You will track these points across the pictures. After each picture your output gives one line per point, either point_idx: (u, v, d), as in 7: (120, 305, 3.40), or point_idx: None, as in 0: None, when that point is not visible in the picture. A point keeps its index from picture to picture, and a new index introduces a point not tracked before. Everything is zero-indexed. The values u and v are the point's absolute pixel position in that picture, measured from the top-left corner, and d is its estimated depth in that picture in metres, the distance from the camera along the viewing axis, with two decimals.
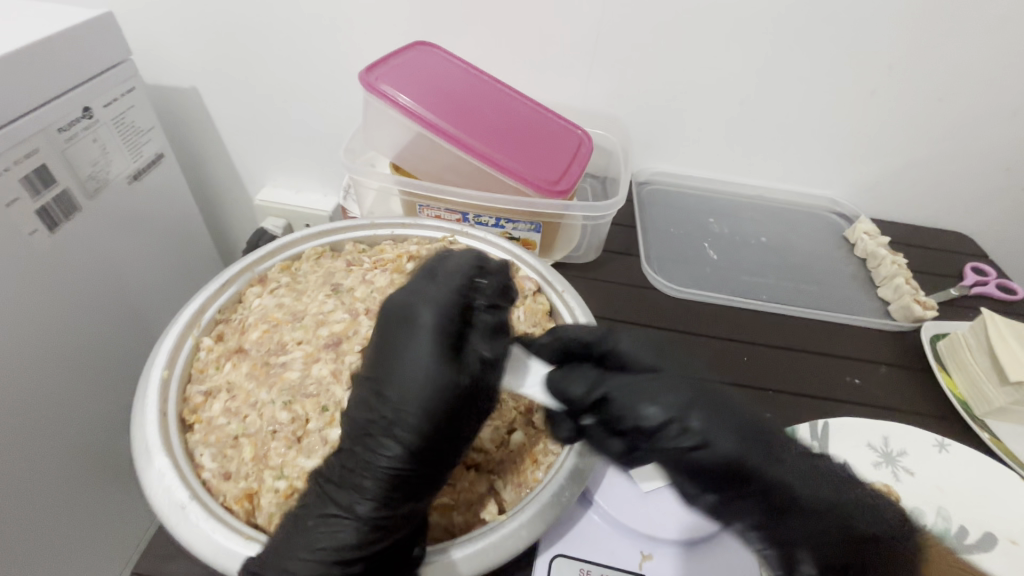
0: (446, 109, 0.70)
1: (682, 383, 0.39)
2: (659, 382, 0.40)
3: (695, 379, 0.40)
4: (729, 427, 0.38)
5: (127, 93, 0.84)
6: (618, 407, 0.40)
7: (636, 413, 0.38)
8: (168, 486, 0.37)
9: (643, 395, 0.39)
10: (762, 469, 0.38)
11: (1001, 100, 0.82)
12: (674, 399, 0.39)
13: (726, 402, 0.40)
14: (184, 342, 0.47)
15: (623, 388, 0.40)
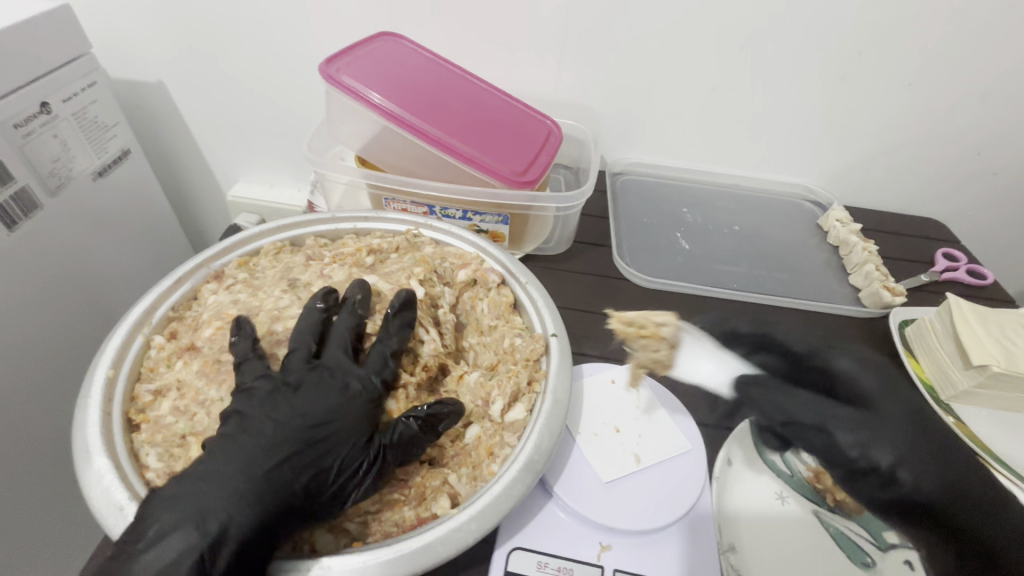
0: (411, 100, 0.69)
1: (909, 440, 0.55)
2: (863, 420, 0.56)
3: (915, 435, 0.56)
4: (899, 447, 0.54)
5: (89, 88, 0.82)
6: (815, 424, 0.56)
7: (876, 451, 0.54)
8: (108, 488, 0.37)
9: (845, 428, 0.55)
10: (940, 506, 0.52)
11: (971, 85, 0.82)
12: (844, 420, 0.56)
13: (915, 450, 0.55)
14: (133, 340, 0.47)
15: (869, 429, 0.55)
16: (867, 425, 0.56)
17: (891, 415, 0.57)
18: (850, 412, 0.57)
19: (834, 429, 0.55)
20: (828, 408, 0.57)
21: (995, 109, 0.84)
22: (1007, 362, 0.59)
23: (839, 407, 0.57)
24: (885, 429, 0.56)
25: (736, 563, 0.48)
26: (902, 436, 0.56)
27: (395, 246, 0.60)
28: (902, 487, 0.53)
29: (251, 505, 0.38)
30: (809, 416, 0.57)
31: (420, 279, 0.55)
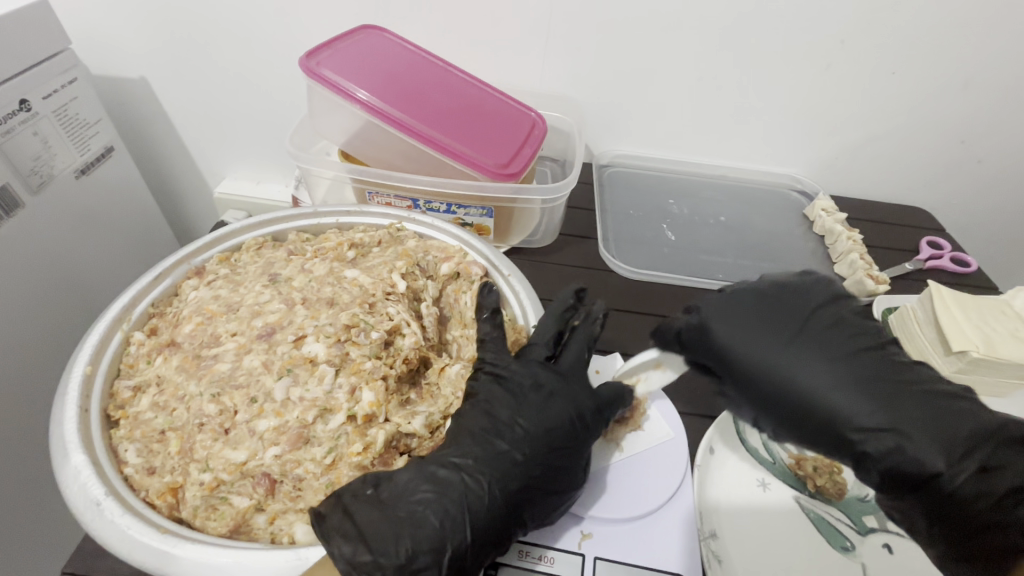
0: (393, 92, 0.69)
1: (773, 337, 0.41)
2: (752, 317, 0.42)
3: (796, 324, 0.42)
4: (833, 370, 0.40)
5: (69, 84, 0.81)
6: (700, 336, 0.44)
7: (731, 347, 0.42)
8: (85, 483, 0.37)
9: (726, 325, 0.43)
10: (875, 433, 0.38)
11: (954, 73, 0.82)
12: (757, 329, 0.42)
13: (816, 334, 0.41)
14: (111, 336, 0.47)
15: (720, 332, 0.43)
16: (786, 331, 0.41)
17: (806, 307, 0.42)
18: (739, 298, 0.44)
19: (717, 332, 0.43)
20: (719, 305, 0.44)
21: (978, 98, 0.84)
22: (987, 348, 0.60)
23: (739, 294, 0.44)
24: (805, 339, 0.41)
25: (717, 549, 0.47)
26: (800, 334, 0.41)
27: (377, 240, 0.60)
28: (870, 448, 0.38)
29: (456, 517, 0.40)
30: (694, 323, 0.44)
31: (402, 272, 0.55)
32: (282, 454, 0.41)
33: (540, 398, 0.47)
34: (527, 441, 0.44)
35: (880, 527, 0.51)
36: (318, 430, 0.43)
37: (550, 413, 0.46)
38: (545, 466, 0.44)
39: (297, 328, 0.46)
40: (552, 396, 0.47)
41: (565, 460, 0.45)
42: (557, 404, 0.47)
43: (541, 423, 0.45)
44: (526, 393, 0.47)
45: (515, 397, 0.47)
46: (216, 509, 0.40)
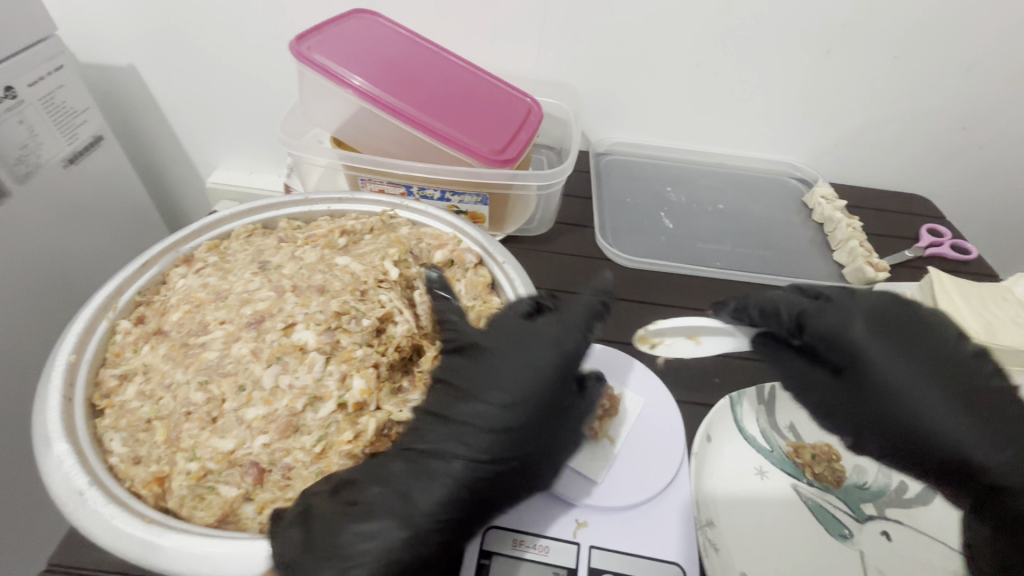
0: (386, 77, 0.67)
1: (888, 342, 0.48)
2: (885, 329, 0.49)
3: (920, 332, 0.49)
4: (942, 392, 0.46)
5: (55, 71, 0.79)
6: (830, 328, 0.50)
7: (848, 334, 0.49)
8: (67, 473, 0.36)
9: (855, 319, 0.50)
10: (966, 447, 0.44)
11: (955, 58, 0.81)
12: (887, 340, 0.49)
13: (936, 349, 0.48)
14: (97, 324, 0.46)
15: (840, 322, 0.50)
16: (912, 349, 0.48)
17: (940, 337, 0.48)
18: (872, 309, 0.50)
19: (846, 328, 0.50)
20: (853, 310, 0.51)
21: (980, 83, 0.83)
22: (988, 334, 0.59)
23: (871, 306, 0.51)
24: (926, 356, 0.48)
25: (713, 538, 0.46)
26: (917, 342, 0.48)
27: (369, 227, 0.59)
28: (982, 468, 0.43)
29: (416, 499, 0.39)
30: (824, 315, 0.51)
31: (395, 259, 0.54)
32: (271, 443, 0.40)
33: (497, 363, 0.45)
34: (483, 413, 0.43)
35: (878, 514, 0.50)
36: (308, 418, 0.42)
37: (510, 385, 0.44)
38: (501, 446, 0.42)
39: (287, 316, 0.45)
40: (512, 364, 0.45)
41: (527, 437, 0.43)
42: (515, 371, 0.44)
43: (500, 396, 0.43)
44: (490, 359, 0.45)
45: (478, 368, 0.45)
46: (203, 499, 0.40)
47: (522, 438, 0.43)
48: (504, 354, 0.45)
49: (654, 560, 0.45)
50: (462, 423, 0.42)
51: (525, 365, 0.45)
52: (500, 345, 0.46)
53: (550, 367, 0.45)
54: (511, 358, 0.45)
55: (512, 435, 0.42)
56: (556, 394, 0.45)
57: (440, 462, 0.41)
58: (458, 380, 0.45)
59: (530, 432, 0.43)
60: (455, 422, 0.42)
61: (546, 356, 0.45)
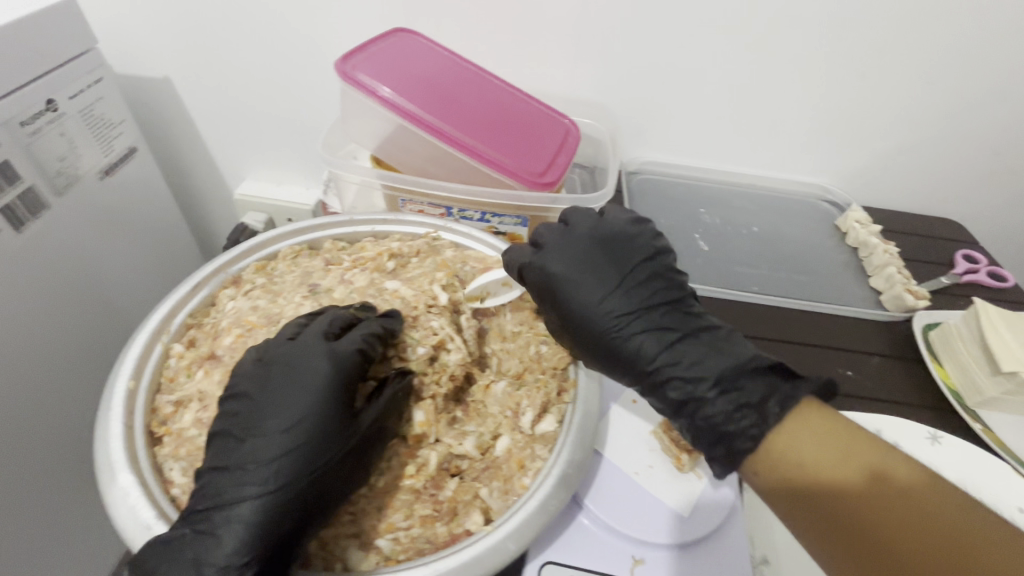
0: (427, 98, 0.67)
1: (562, 264, 0.49)
2: (595, 264, 0.49)
3: (581, 256, 0.50)
4: (625, 315, 0.48)
5: (94, 84, 0.80)
6: (555, 267, 0.49)
7: (555, 269, 0.49)
8: (133, 506, 0.37)
9: (559, 256, 0.49)
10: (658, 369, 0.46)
11: (994, 84, 0.80)
12: (580, 275, 0.49)
13: (600, 272, 0.49)
14: (152, 349, 0.45)
15: (548, 259, 0.50)
16: (604, 283, 0.49)
17: (619, 263, 0.50)
18: (573, 253, 0.50)
19: (552, 264, 0.49)
20: (578, 251, 0.50)
21: (1016, 110, 0.83)
22: None
23: (571, 244, 0.51)
24: (610, 290, 0.48)
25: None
26: (595, 259, 0.50)
27: (416, 250, 0.58)
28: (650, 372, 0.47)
29: (217, 550, 0.36)
30: (551, 254, 0.50)
31: (443, 284, 0.53)
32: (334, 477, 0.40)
33: (268, 393, 0.40)
34: (267, 445, 0.39)
35: None
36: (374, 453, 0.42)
37: (267, 416, 0.40)
38: (281, 484, 0.38)
39: None
40: (292, 390, 0.40)
41: (306, 470, 0.38)
42: (287, 397, 0.40)
43: (275, 430, 0.39)
44: (268, 383, 0.41)
45: (259, 391, 0.41)
46: None
47: (300, 471, 0.38)
48: (279, 381, 0.41)
49: None
50: (240, 468, 0.38)
51: (300, 389, 0.40)
52: (276, 376, 0.41)
53: (317, 386, 0.40)
54: (285, 382, 0.41)
55: (291, 470, 0.38)
56: (328, 410, 0.40)
57: (225, 512, 0.37)
58: (241, 408, 0.40)
59: (305, 464, 0.38)
60: (241, 464, 0.38)
61: (316, 373, 0.41)
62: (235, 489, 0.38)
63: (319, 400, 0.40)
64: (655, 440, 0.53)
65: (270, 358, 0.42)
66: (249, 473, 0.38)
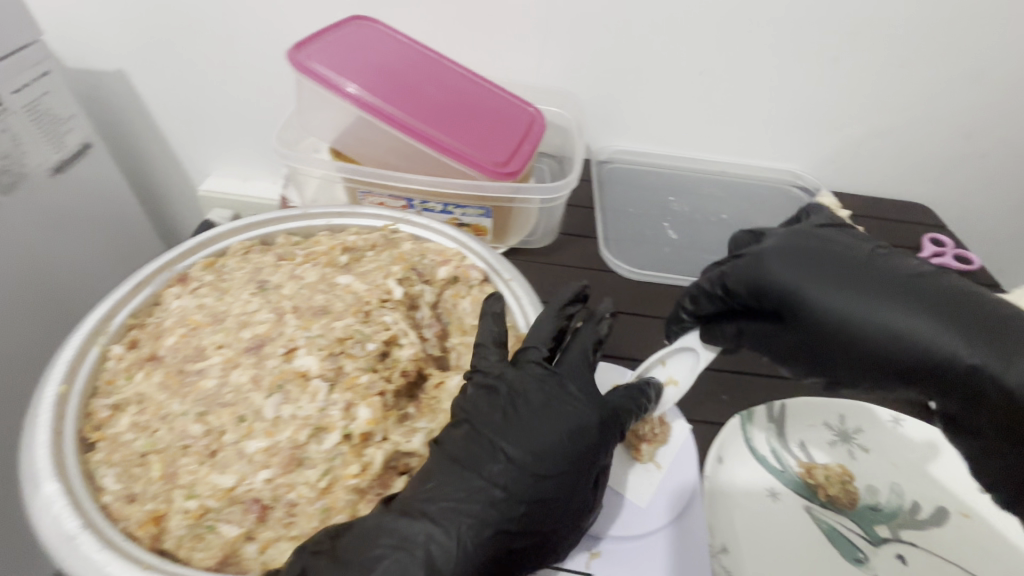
0: (387, 87, 0.65)
1: (781, 268, 0.44)
2: (811, 256, 0.44)
3: (783, 252, 0.45)
4: (853, 305, 0.42)
5: (40, 77, 0.76)
6: (752, 278, 0.45)
7: (755, 277, 0.45)
8: (58, 515, 0.34)
9: (740, 264, 0.47)
10: (978, 366, 0.40)
11: (958, 67, 0.80)
12: (808, 271, 0.44)
13: (894, 272, 0.43)
14: (88, 350, 0.44)
15: (739, 270, 0.46)
16: (836, 277, 0.43)
17: (881, 260, 0.44)
18: (805, 250, 0.45)
19: (782, 276, 0.44)
20: (777, 249, 0.45)
21: (980, 93, 0.83)
22: None
23: (784, 250, 0.45)
24: (876, 280, 0.43)
25: (728, 564, 0.47)
26: (819, 257, 0.44)
27: (371, 243, 0.57)
28: (966, 369, 0.40)
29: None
30: (740, 270, 0.46)
31: (398, 278, 0.52)
32: (273, 479, 0.38)
33: (502, 427, 0.42)
34: (514, 477, 0.40)
35: (893, 536, 0.52)
36: (312, 450, 0.40)
37: (566, 450, 0.42)
38: (531, 516, 0.40)
39: (288, 340, 0.44)
40: (510, 423, 0.42)
41: (568, 500, 0.42)
42: (556, 433, 0.42)
43: (534, 465, 0.40)
44: (525, 416, 0.42)
45: (512, 423, 0.42)
46: (202, 538, 0.38)
47: (566, 500, 0.41)
48: (517, 414, 0.42)
49: None
50: (429, 506, 0.39)
51: (505, 421, 0.42)
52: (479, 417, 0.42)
53: (595, 421, 0.44)
54: (509, 418, 0.42)
55: (541, 500, 0.40)
56: (603, 441, 0.44)
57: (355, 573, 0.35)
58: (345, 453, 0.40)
59: (576, 491, 0.42)
60: (466, 501, 0.39)
61: (587, 414, 0.44)
62: (412, 528, 0.38)
63: (596, 433, 0.44)
64: None
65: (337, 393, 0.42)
66: (443, 511, 0.39)
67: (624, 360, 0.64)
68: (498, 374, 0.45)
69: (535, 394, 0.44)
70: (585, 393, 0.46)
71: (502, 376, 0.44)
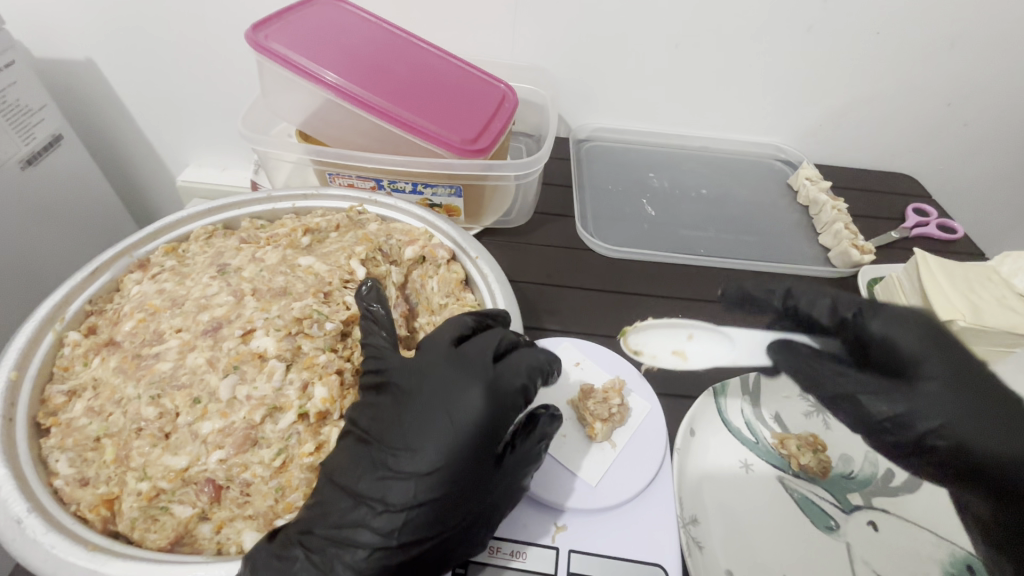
0: (352, 66, 0.64)
1: (912, 338, 0.48)
2: (934, 341, 0.49)
3: (919, 326, 0.49)
4: (947, 393, 0.47)
5: (6, 68, 0.73)
6: (887, 330, 0.49)
7: (888, 338, 0.49)
8: (4, 500, 0.35)
9: (883, 319, 0.49)
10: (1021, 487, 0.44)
11: (941, 34, 0.78)
12: (931, 350, 0.48)
13: (989, 387, 0.47)
14: (43, 337, 0.44)
15: (879, 325, 0.49)
16: (950, 354, 0.48)
17: (985, 373, 0.48)
18: (931, 331, 0.49)
19: (907, 345, 0.48)
20: (912, 323, 0.49)
21: (966, 58, 0.81)
22: (974, 316, 0.58)
23: (917, 325, 0.49)
24: (970, 384, 0.47)
25: (697, 535, 0.47)
26: (940, 344, 0.49)
27: (335, 224, 0.56)
28: (1013, 479, 0.44)
29: None
30: (881, 316, 0.49)
31: (362, 258, 0.51)
32: (227, 459, 0.38)
33: (383, 430, 0.39)
34: (393, 487, 0.37)
35: (865, 503, 0.52)
36: (267, 430, 0.40)
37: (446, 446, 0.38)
38: (417, 525, 0.37)
39: (245, 322, 0.43)
40: (389, 424, 0.39)
41: (465, 495, 0.39)
42: (433, 429, 0.38)
43: (409, 468, 0.38)
44: (406, 412, 0.40)
45: (394, 421, 0.40)
46: (156, 519, 0.38)
47: (454, 498, 0.38)
48: (397, 412, 0.40)
49: (636, 562, 0.44)
50: (307, 535, 0.37)
51: (385, 423, 0.40)
52: (366, 420, 0.40)
53: (478, 401, 0.39)
54: (391, 418, 0.40)
55: (427, 506, 0.38)
56: (491, 423, 0.39)
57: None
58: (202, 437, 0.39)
59: (464, 490, 0.38)
60: (342, 526, 0.37)
61: (464, 398, 0.39)
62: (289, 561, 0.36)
63: (478, 414, 0.39)
64: (572, 409, 0.53)
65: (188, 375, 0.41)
66: (321, 539, 0.37)
67: (598, 336, 0.64)
68: (384, 361, 0.43)
69: (420, 387, 0.40)
70: (468, 372, 0.41)
71: (388, 371, 0.42)
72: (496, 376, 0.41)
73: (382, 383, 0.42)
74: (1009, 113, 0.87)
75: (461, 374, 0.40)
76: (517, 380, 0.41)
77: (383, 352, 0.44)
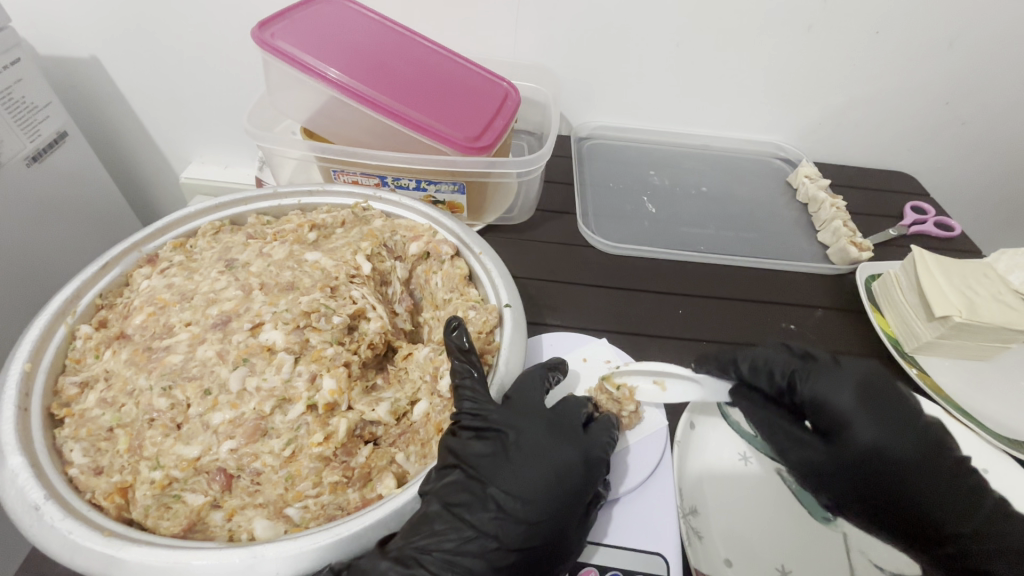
0: (358, 65, 0.65)
1: (846, 399, 0.46)
2: (869, 402, 0.46)
3: (853, 386, 0.46)
4: (884, 457, 0.44)
5: (12, 65, 0.73)
6: (820, 392, 0.47)
7: (825, 400, 0.46)
8: (22, 487, 0.36)
9: (814, 380, 0.47)
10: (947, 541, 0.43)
11: (939, 33, 0.79)
12: (869, 413, 0.46)
13: (922, 443, 0.45)
14: (55, 330, 0.45)
15: (816, 385, 0.47)
16: (880, 421, 0.45)
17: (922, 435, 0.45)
18: (864, 388, 0.46)
19: (839, 408, 0.46)
20: (847, 383, 0.47)
21: (964, 58, 0.82)
22: (970, 312, 0.59)
23: (850, 385, 0.47)
24: (905, 446, 0.45)
25: (696, 526, 0.48)
26: (870, 404, 0.46)
27: (340, 220, 0.57)
28: (939, 533, 0.44)
29: None
30: (813, 378, 0.47)
31: (367, 254, 0.52)
32: (237, 448, 0.40)
33: (492, 472, 0.43)
34: (506, 526, 0.41)
35: None
36: (277, 421, 0.41)
37: (552, 491, 0.43)
38: (522, 563, 0.41)
39: (254, 315, 0.44)
40: (501, 468, 0.43)
41: (563, 534, 0.42)
42: (541, 481, 0.43)
43: (523, 511, 0.41)
44: (514, 458, 0.44)
45: (502, 465, 0.43)
46: (169, 507, 0.39)
47: (554, 542, 0.42)
48: (505, 458, 0.44)
49: (634, 550, 0.45)
50: (424, 555, 0.39)
51: (494, 466, 0.43)
52: (474, 458, 0.43)
53: (578, 461, 0.45)
54: (499, 462, 0.43)
55: (535, 546, 0.41)
56: (588, 484, 0.44)
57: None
58: (213, 428, 0.40)
59: (564, 530, 0.42)
60: (458, 553, 0.40)
61: (568, 455, 0.45)
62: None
63: (580, 474, 0.44)
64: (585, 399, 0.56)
65: (196, 368, 0.42)
66: (436, 561, 0.39)
67: (600, 332, 0.65)
68: (483, 408, 0.44)
69: (527, 439, 0.45)
70: (567, 437, 0.46)
71: (490, 418, 0.44)
72: (589, 444, 0.46)
73: (484, 428, 0.44)
74: (1007, 111, 0.88)
75: (562, 436, 0.46)
76: (604, 447, 0.47)
77: (479, 398, 0.45)
